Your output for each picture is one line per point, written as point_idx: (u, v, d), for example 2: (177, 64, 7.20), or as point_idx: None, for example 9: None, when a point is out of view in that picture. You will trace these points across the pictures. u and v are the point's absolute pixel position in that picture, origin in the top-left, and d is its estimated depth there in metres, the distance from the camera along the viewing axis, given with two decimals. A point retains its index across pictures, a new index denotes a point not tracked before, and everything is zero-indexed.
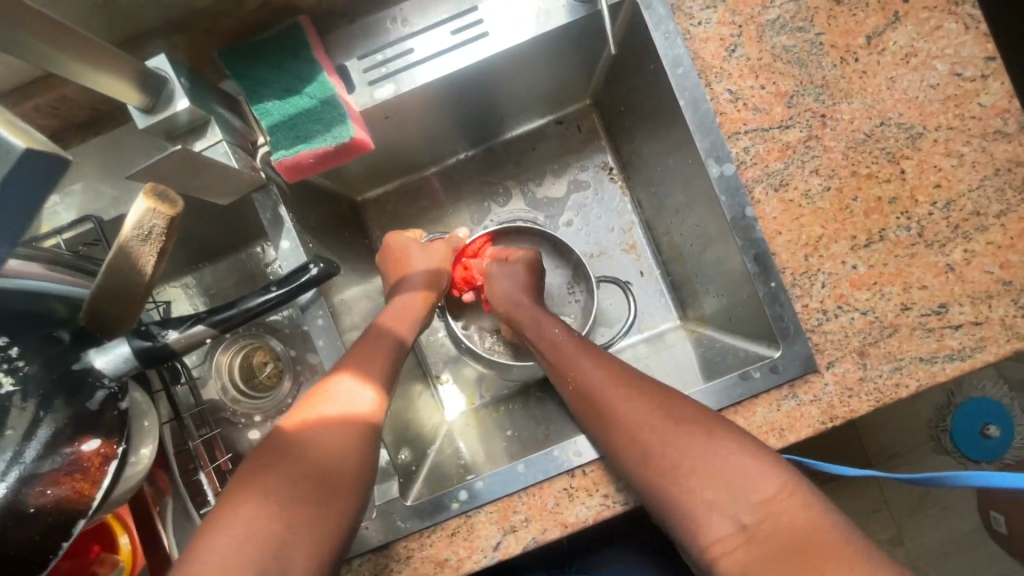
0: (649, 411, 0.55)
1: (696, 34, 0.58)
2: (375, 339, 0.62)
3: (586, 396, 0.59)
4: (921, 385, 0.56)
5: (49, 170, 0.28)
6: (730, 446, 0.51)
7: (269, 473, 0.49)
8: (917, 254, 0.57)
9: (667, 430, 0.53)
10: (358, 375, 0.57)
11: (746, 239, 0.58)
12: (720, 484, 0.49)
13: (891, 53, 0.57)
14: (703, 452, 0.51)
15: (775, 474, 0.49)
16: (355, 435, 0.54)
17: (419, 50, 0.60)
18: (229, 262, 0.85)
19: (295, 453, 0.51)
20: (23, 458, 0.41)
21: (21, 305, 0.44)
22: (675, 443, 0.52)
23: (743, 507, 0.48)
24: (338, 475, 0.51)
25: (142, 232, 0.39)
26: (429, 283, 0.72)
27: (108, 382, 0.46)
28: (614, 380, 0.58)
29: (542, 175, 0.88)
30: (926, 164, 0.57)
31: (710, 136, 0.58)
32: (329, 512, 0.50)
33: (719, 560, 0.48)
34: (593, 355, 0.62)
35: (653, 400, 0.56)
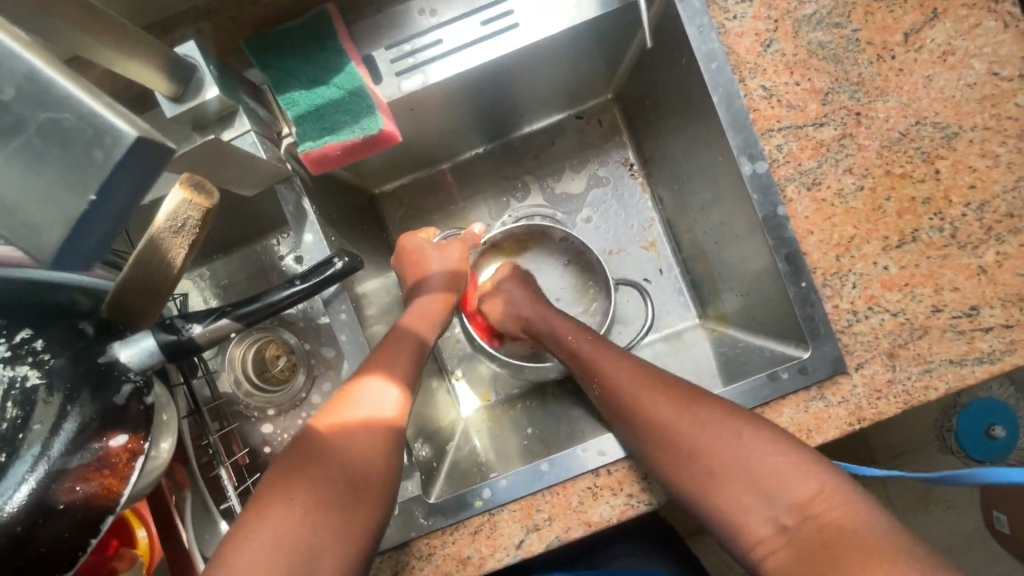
0: (681, 412, 0.54)
1: (730, 28, 0.57)
2: (398, 341, 0.62)
3: (616, 395, 0.59)
4: (950, 387, 0.55)
5: (157, 161, 0.28)
6: (763, 448, 0.50)
7: (292, 477, 0.49)
8: (949, 256, 0.56)
9: (701, 431, 0.53)
10: (386, 377, 0.57)
11: (777, 238, 0.57)
12: (753, 485, 0.49)
13: (928, 51, 0.56)
14: (733, 456, 0.51)
15: (810, 475, 0.48)
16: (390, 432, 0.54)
17: (447, 41, 0.59)
18: (243, 254, 0.84)
19: (322, 456, 0.51)
20: (50, 453, 0.40)
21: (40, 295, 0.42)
22: (700, 448, 0.52)
23: (782, 507, 0.48)
24: (364, 477, 0.51)
25: (175, 224, 0.38)
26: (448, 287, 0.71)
27: (133, 376, 0.45)
28: (645, 381, 0.58)
29: (562, 169, 0.87)
30: (962, 164, 0.56)
31: (744, 133, 0.57)
32: (359, 513, 0.49)
33: (764, 561, 0.48)
34: (622, 356, 0.62)
35: (680, 399, 0.55)
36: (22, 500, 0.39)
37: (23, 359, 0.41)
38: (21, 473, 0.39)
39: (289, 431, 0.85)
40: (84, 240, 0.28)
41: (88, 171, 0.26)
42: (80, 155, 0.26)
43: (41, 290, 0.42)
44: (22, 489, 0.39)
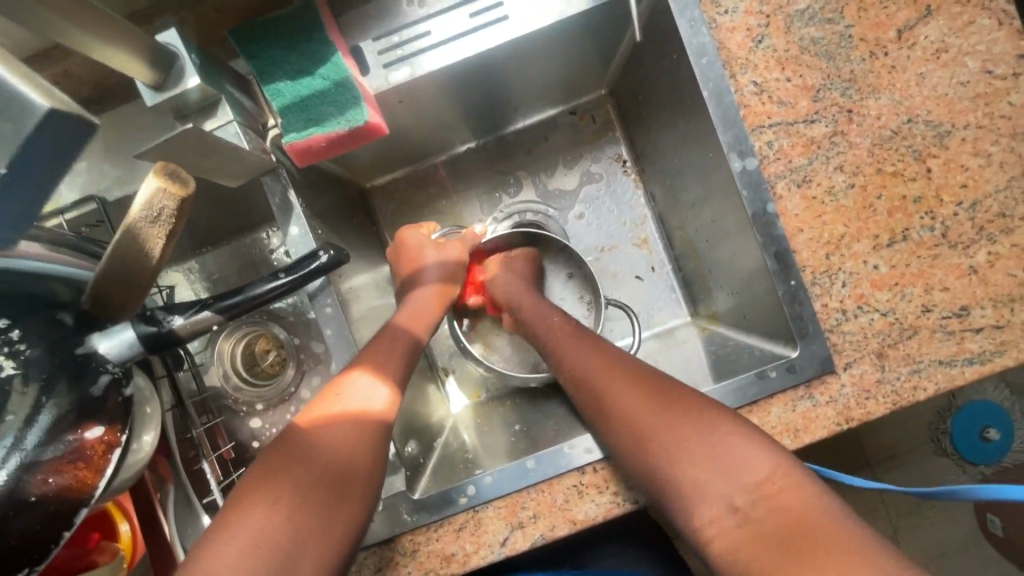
0: (642, 398, 0.54)
1: (722, 23, 0.57)
2: (390, 340, 0.62)
3: (581, 381, 0.59)
4: (939, 388, 0.55)
5: (76, 135, 0.27)
6: (722, 430, 0.50)
7: (276, 481, 0.48)
8: (940, 255, 0.56)
9: (661, 414, 0.52)
10: (372, 377, 0.56)
11: (766, 236, 0.57)
12: (710, 464, 0.48)
13: (921, 48, 0.56)
14: (692, 435, 0.50)
15: (764, 456, 0.48)
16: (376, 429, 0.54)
17: (436, 34, 0.58)
18: (233, 248, 0.83)
19: (306, 458, 0.50)
20: (24, 445, 0.39)
21: (21, 284, 0.42)
22: (659, 429, 0.51)
23: (736, 487, 0.47)
24: (350, 480, 0.50)
25: (152, 214, 0.37)
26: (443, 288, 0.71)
27: (112, 367, 0.44)
28: (609, 367, 0.58)
29: (554, 166, 0.86)
30: (954, 163, 0.55)
31: (734, 130, 0.56)
32: (342, 513, 0.48)
33: (713, 544, 0.47)
34: (590, 344, 0.62)
35: (642, 385, 0.55)
36: None
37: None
38: None
39: (277, 426, 0.84)
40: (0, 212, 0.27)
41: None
42: None
43: (19, 280, 0.42)
44: None
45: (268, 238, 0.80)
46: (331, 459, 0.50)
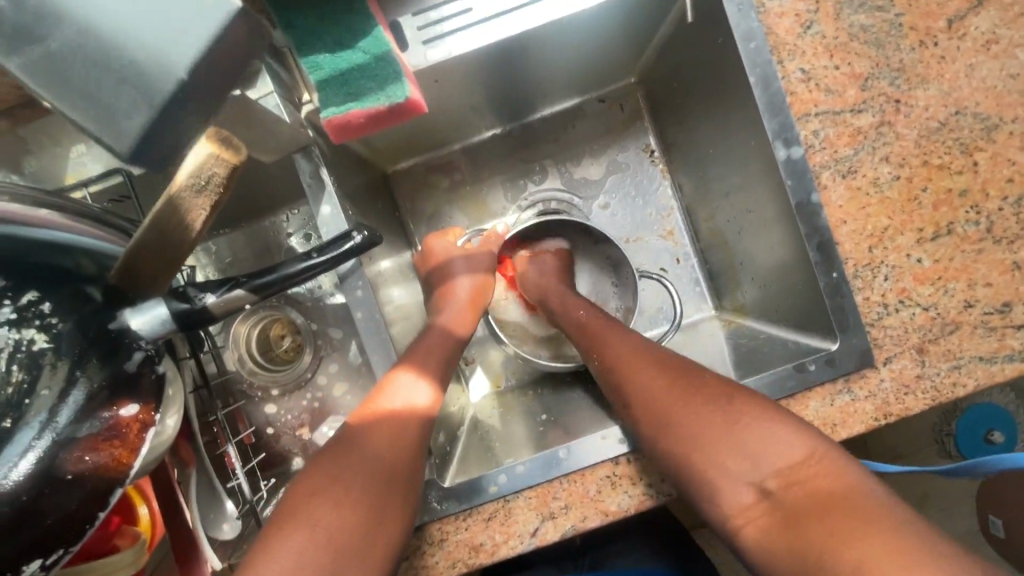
0: (667, 385, 0.54)
1: (770, 8, 0.55)
2: (433, 342, 0.62)
3: (608, 370, 0.59)
4: (979, 384, 0.54)
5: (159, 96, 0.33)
6: (751, 416, 0.48)
7: (316, 501, 0.46)
8: (984, 250, 0.55)
9: (688, 402, 0.51)
10: (410, 382, 0.55)
11: (809, 226, 0.56)
12: (741, 450, 0.47)
13: (972, 38, 0.55)
14: (720, 421, 0.49)
15: (797, 439, 0.46)
16: (414, 426, 0.53)
17: (477, 10, 0.56)
18: (248, 230, 0.82)
19: (343, 475, 0.48)
20: (57, 422, 0.38)
21: (43, 256, 0.40)
22: (688, 416, 0.50)
23: (767, 471, 0.46)
24: (388, 495, 0.48)
25: (199, 182, 0.36)
26: (475, 299, 0.69)
27: (145, 344, 0.43)
28: (634, 356, 0.58)
29: (581, 154, 0.85)
30: (1000, 157, 0.55)
31: (780, 117, 0.55)
32: (386, 520, 0.47)
33: (742, 532, 0.46)
34: (619, 334, 0.62)
35: (667, 374, 0.55)
36: (29, 469, 0.37)
37: (30, 322, 0.39)
38: (26, 441, 0.37)
39: (293, 412, 0.83)
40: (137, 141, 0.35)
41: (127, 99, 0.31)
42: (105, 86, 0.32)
43: (45, 252, 0.40)
44: (27, 458, 0.37)
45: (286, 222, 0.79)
46: (368, 464, 0.49)
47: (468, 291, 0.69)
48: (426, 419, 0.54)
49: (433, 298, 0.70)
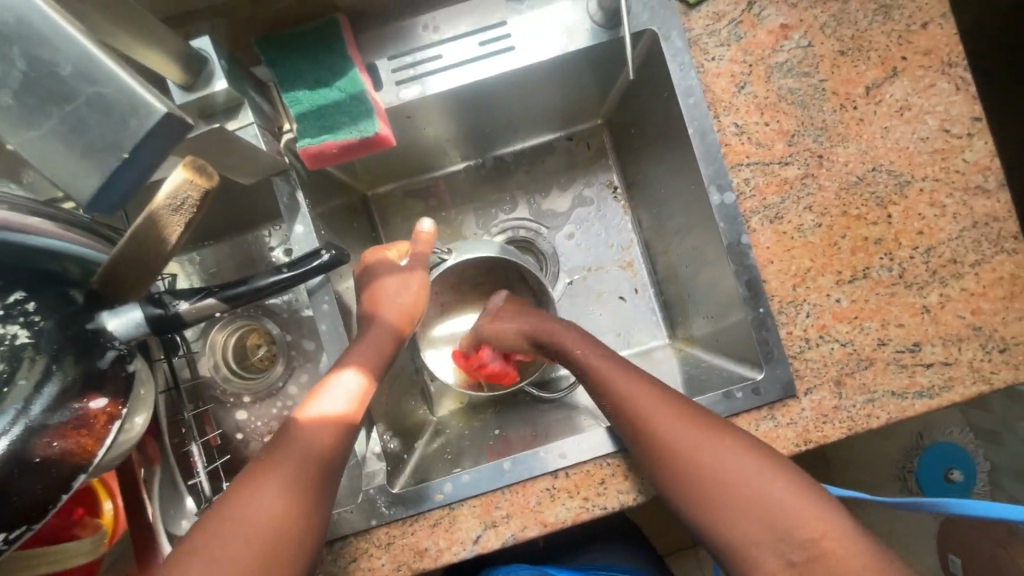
0: (698, 443, 0.54)
1: (709, 68, 0.61)
2: (364, 351, 0.63)
3: (631, 416, 0.57)
4: (889, 416, 0.59)
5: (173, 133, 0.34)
6: (767, 487, 0.51)
7: (242, 493, 0.50)
8: (897, 293, 0.61)
9: (719, 465, 0.53)
10: (352, 388, 0.58)
11: (739, 264, 0.61)
12: (767, 523, 0.50)
13: (887, 104, 0.61)
14: (743, 483, 0.52)
15: (816, 514, 0.49)
16: (334, 434, 0.55)
17: (446, 57, 0.62)
18: (232, 244, 0.86)
19: (274, 471, 0.52)
20: (31, 410, 0.41)
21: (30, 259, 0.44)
22: (720, 480, 0.52)
23: (791, 544, 0.49)
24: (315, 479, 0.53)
25: (174, 203, 0.40)
26: (406, 303, 0.68)
27: (119, 344, 0.47)
28: (662, 403, 0.57)
29: (549, 187, 0.91)
30: (911, 211, 0.61)
31: (715, 165, 0.61)
32: (307, 513, 0.51)
33: None
34: (640, 377, 0.60)
35: (694, 431, 0.55)
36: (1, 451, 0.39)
37: (14, 319, 0.43)
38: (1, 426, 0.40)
39: (262, 419, 0.87)
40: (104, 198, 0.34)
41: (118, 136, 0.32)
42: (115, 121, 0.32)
43: (31, 258, 0.44)
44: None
45: (268, 237, 0.84)
46: (295, 457, 0.53)
47: (406, 296, 0.68)
48: (348, 428, 0.56)
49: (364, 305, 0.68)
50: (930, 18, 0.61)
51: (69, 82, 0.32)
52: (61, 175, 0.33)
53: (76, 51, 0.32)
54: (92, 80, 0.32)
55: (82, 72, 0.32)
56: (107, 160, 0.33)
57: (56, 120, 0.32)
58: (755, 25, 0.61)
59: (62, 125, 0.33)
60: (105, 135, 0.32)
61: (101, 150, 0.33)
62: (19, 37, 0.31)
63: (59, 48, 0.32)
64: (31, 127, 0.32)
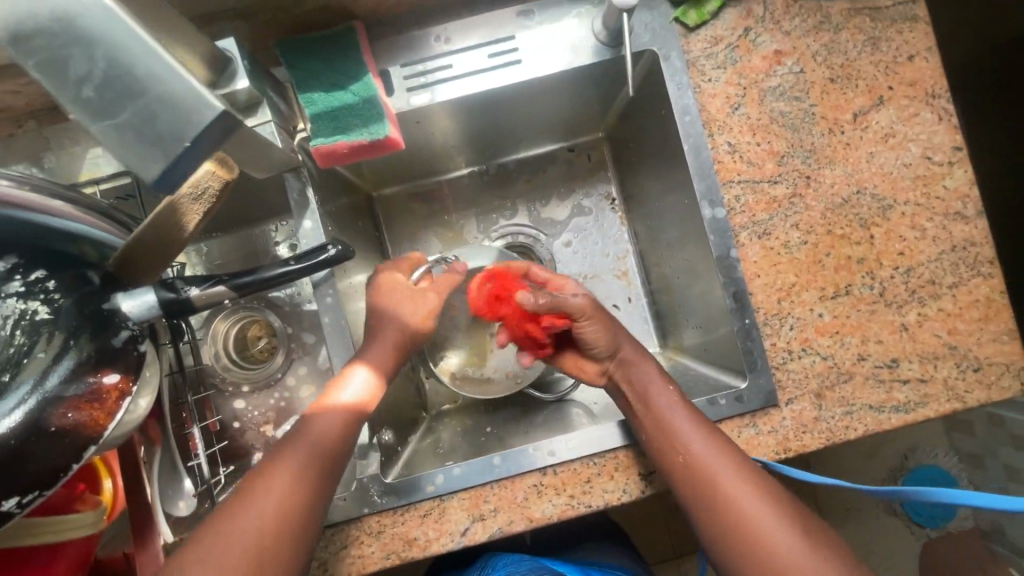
0: (751, 493, 0.53)
1: (705, 89, 0.64)
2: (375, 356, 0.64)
3: (684, 456, 0.56)
4: (866, 429, 0.62)
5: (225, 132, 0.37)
6: (805, 543, 0.50)
7: (258, 483, 0.53)
8: (877, 311, 0.63)
9: (770, 520, 0.51)
10: (367, 391, 0.61)
11: (727, 276, 0.64)
12: None
13: (872, 131, 0.64)
14: (790, 541, 0.50)
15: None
16: (343, 431, 0.58)
17: (456, 67, 0.65)
18: (238, 237, 0.89)
19: (287, 464, 0.54)
20: (47, 382, 0.43)
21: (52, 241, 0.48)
22: (771, 536, 0.51)
23: None
24: (326, 474, 0.55)
25: (196, 192, 0.45)
26: (410, 316, 0.68)
27: (132, 325, 0.49)
28: (717, 447, 0.56)
29: (549, 196, 0.94)
30: (893, 233, 0.64)
31: (707, 181, 0.64)
32: (313, 507, 0.53)
33: None
34: (697, 417, 0.59)
35: (748, 481, 0.54)
36: (18, 419, 0.41)
37: (37, 296, 0.46)
38: (19, 395, 0.42)
39: (259, 409, 0.89)
40: (169, 178, 0.37)
41: (179, 129, 0.35)
42: (176, 117, 0.35)
43: (52, 239, 0.48)
44: (18, 411, 0.42)
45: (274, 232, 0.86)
46: (310, 452, 0.55)
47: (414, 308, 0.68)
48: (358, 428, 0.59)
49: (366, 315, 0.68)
50: (916, 51, 0.64)
51: (138, 80, 0.35)
52: (128, 161, 0.36)
53: (144, 52, 0.34)
54: (157, 79, 0.35)
55: (148, 71, 0.35)
56: (170, 149, 0.36)
57: (125, 112, 0.35)
58: (750, 50, 0.64)
59: (128, 117, 0.35)
60: (164, 129, 0.35)
61: (166, 140, 0.35)
62: (96, 44, 0.34)
63: (128, 49, 0.34)
64: (104, 119, 0.35)
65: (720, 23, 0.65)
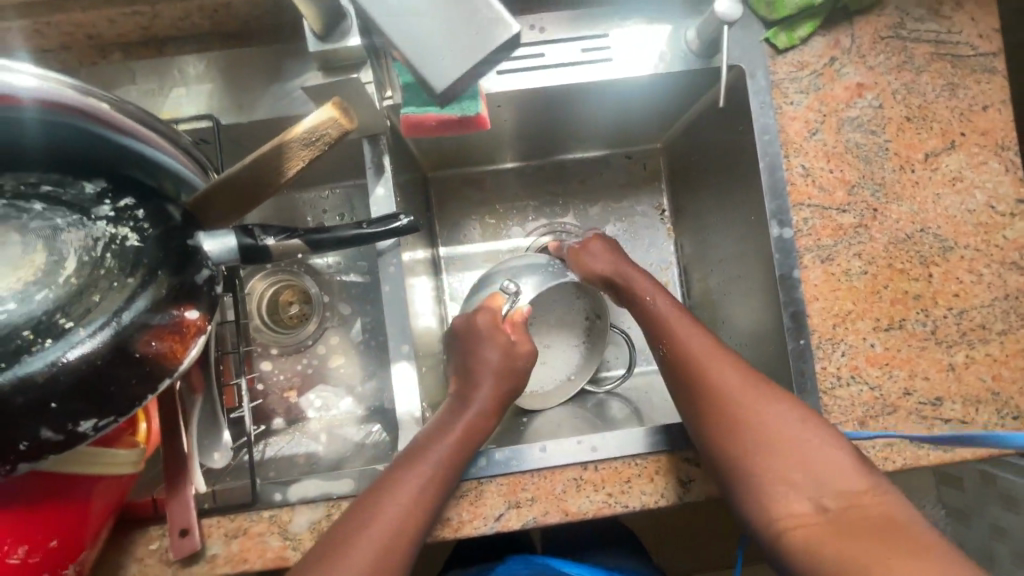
0: (744, 383, 0.58)
1: (787, 111, 0.66)
2: (483, 393, 0.65)
3: (687, 357, 0.61)
4: (905, 462, 0.62)
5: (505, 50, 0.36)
6: (802, 431, 0.54)
7: (382, 497, 0.54)
8: (927, 348, 0.65)
9: (762, 400, 0.56)
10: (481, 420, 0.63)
11: (787, 296, 0.65)
12: (803, 468, 0.52)
13: (941, 173, 0.66)
14: (787, 421, 0.55)
15: (857, 472, 0.52)
16: (455, 453, 0.58)
17: (548, 57, 0.66)
18: (275, 203, 0.89)
19: (406, 475, 0.56)
20: (136, 306, 0.42)
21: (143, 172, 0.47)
22: (763, 414, 0.55)
23: (828, 493, 0.51)
24: (444, 491, 0.57)
25: (310, 137, 0.46)
26: (506, 368, 0.67)
27: (210, 266, 0.47)
28: (715, 348, 0.61)
29: (600, 200, 0.94)
30: (950, 274, 0.65)
31: (778, 200, 0.65)
32: (427, 517, 0.55)
33: (789, 535, 0.50)
34: (699, 327, 0.64)
35: (743, 376, 0.59)
36: (105, 336, 0.40)
37: (125, 222, 0.44)
38: (103, 316, 0.41)
39: (285, 373, 0.88)
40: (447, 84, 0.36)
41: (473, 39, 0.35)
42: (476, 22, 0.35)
43: (142, 170, 0.47)
44: (103, 331, 0.41)
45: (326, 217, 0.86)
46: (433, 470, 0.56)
47: (505, 350, 0.67)
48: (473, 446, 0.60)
49: (461, 368, 0.68)
50: (992, 102, 0.66)
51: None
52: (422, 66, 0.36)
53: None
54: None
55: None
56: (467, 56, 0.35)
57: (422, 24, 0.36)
58: (834, 80, 0.66)
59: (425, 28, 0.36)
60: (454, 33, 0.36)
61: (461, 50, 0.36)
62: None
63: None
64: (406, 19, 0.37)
65: (808, 50, 0.66)
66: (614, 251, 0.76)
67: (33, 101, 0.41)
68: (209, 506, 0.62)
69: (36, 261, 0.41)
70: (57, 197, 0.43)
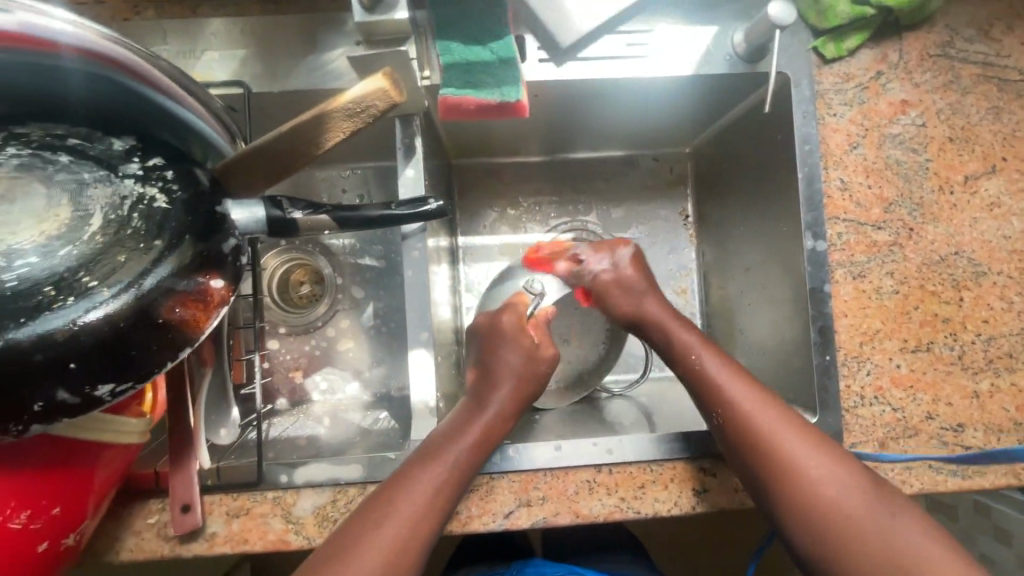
0: (772, 420, 0.55)
1: (829, 122, 0.65)
2: (502, 398, 0.63)
3: (709, 390, 0.59)
4: (924, 488, 0.61)
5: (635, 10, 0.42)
6: (839, 476, 0.51)
7: (394, 492, 0.53)
8: (952, 373, 0.64)
9: (794, 440, 0.54)
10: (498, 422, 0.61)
11: (816, 309, 0.64)
12: (846, 519, 0.49)
13: (980, 198, 0.65)
14: (822, 466, 0.52)
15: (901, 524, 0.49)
16: (472, 452, 0.57)
17: (591, 48, 0.65)
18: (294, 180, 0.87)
19: (417, 472, 0.55)
20: (160, 270, 0.40)
21: (173, 132, 0.46)
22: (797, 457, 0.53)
23: (872, 548, 0.48)
24: (457, 488, 0.55)
25: (354, 108, 0.43)
26: (528, 373, 0.65)
27: (238, 235, 0.45)
28: (739, 379, 0.59)
29: (623, 201, 0.93)
30: (982, 300, 0.64)
31: (814, 212, 0.64)
32: (438, 516, 0.53)
33: None
34: (721, 356, 0.61)
35: (770, 411, 0.56)
36: (127, 300, 0.39)
37: (153, 182, 0.42)
38: (126, 277, 0.39)
39: (292, 354, 0.87)
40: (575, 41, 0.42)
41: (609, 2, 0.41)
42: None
43: (173, 129, 0.45)
44: (126, 293, 0.39)
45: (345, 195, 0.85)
46: (450, 467, 0.55)
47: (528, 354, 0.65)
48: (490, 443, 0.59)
49: (481, 367, 0.66)
50: None
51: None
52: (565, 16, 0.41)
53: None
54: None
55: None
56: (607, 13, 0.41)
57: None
58: (879, 94, 0.65)
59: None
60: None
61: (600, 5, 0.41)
62: None
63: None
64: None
65: (855, 62, 0.65)
66: (634, 272, 0.70)
67: (71, 49, 0.40)
68: (211, 483, 0.61)
69: (61, 214, 0.38)
70: (84, 151, 0.41)
